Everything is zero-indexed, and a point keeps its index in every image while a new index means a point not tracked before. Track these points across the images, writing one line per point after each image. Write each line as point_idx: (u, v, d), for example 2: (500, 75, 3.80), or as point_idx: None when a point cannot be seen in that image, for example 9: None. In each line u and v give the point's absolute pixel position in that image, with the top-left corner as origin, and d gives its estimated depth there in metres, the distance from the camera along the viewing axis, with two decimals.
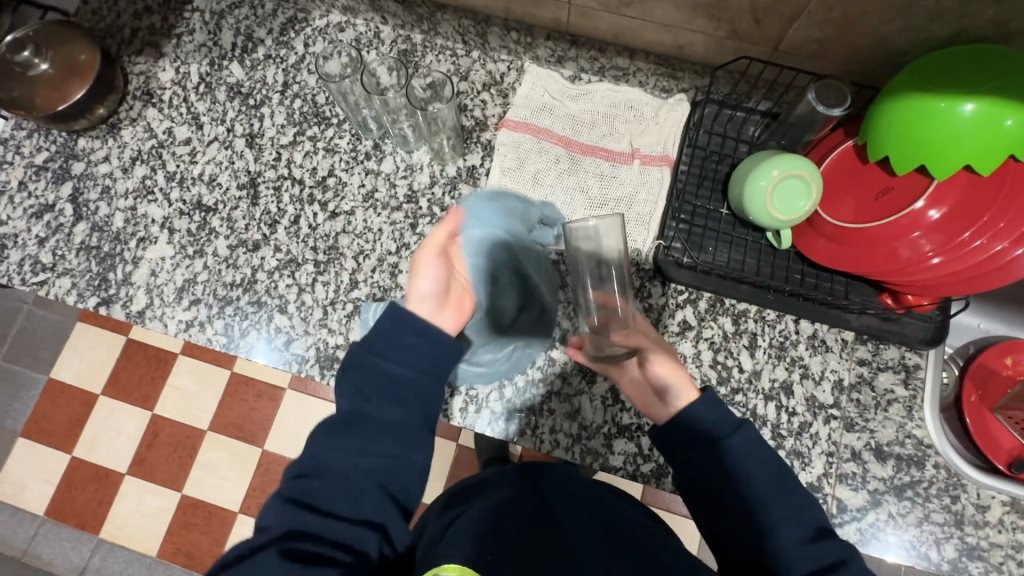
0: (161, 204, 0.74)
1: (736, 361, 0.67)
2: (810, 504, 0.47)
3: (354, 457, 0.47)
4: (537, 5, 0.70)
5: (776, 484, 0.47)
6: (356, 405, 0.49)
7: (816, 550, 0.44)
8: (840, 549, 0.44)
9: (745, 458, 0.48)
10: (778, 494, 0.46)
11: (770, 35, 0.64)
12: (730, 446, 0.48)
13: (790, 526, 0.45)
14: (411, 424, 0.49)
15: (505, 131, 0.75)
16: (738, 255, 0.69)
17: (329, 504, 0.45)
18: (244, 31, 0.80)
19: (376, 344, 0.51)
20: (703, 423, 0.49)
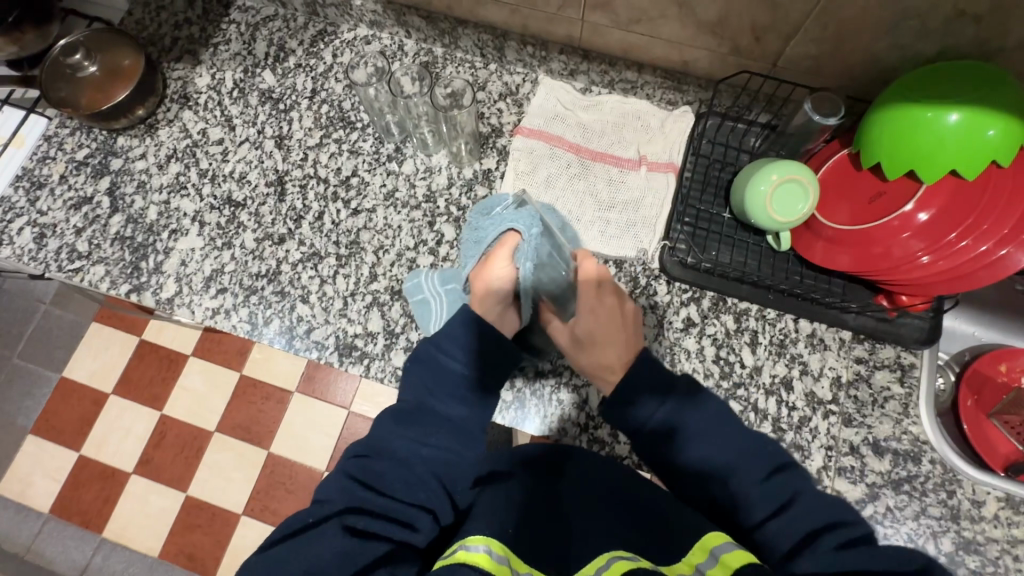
0: (193, 199, 0.78)
1: (737, 356, 0.70)
2: (765, 448, 0.51)
3: (416, 444, 0.55)
4: (553, 21, 0.75)
5: (728, 433, 0.52)
6: (423, 398, 0.58)
7: (772, 485, 0.49)
8: (796, 484, 0.48)
9: (690, 418, 0.53)
10: (730, 441, 0.52)
11: (769, 52, 0.68)
12: (675, 410, 0.54)
13: (747, 472, 0.50)
14: (468, 425, 0.58)
15: (520, 137, 0.79)
16: (740, 256, 0.73)
17: (388, 484, 0.51)
18: (277, 41, 0.86)
19: (442, 344, 0.61)
20: (648, 396, 0.55)
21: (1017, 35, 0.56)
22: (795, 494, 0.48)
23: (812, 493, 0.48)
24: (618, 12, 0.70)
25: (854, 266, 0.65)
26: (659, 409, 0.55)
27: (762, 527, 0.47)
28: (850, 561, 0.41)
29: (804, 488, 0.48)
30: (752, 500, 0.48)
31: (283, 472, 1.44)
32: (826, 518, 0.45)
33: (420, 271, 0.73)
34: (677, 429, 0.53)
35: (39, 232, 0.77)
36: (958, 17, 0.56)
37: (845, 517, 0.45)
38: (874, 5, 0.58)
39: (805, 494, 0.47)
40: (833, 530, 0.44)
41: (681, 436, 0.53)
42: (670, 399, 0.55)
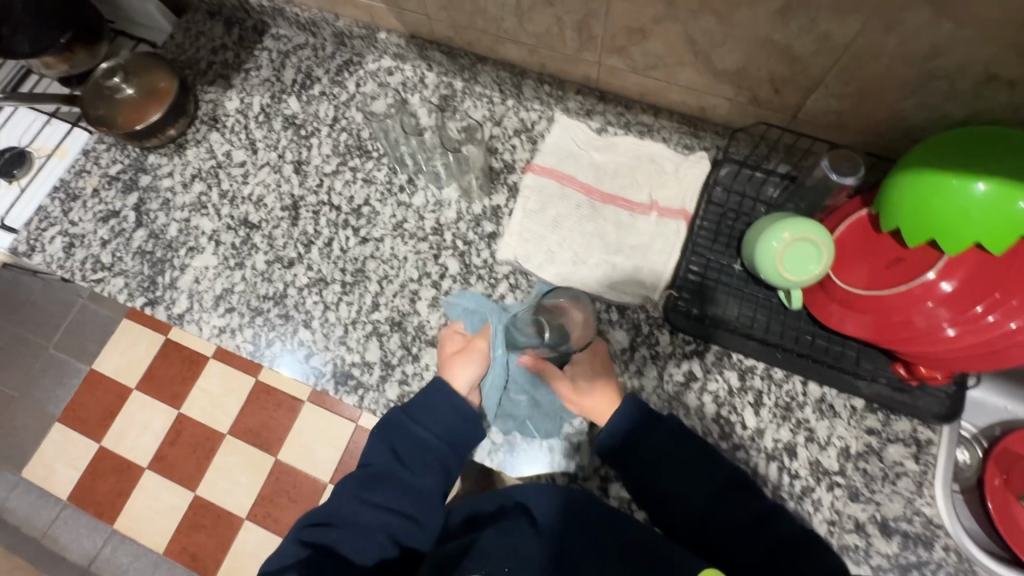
0: (212, 218, 0.81)
1: (740, 417, 0.67)
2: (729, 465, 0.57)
3: (377, 513, 0.57)
4: (570, 62, 0.75)
5: (712, 468, 0.57)
6: (388, 464, 0.59)
7: (743, 498, 0.55)
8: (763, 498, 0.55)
9: (675, 449, 0.58)
10: (715, 477, 0.56)
11: (789, 104, 0.66)
12: (666, 437, 0.58)
13: (723, 485, 0.56)
14: (429, 489, 0.59)
15: (530, 174, 0.79)
16: (748, 310, 0.70)
17: (343, 547, 0.55)
18: (304, 69, 0.89)
19: (416, 411, 0.61)
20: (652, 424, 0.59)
21: None
22: (791, 534, 0.51)
23: (794, 530, 0.52)
24: (634, 58, 0.69)
25: (867, 335, 0.62)
26: (654, 433, 0.58)
27: (754, 536, 0.52)
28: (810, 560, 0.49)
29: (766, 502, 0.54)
30: (735, 516, 0.54)
31: (289, 480, 1.48)
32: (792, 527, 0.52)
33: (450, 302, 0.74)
34: (673, 454, 0.57)
35: (69, 241, 0.81)
36: (989, 81, 0.53)
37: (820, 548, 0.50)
38: (897, 63, 0.55)
39: (786, 530, 0.52)
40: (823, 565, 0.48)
41: (666, 470, 0.57)
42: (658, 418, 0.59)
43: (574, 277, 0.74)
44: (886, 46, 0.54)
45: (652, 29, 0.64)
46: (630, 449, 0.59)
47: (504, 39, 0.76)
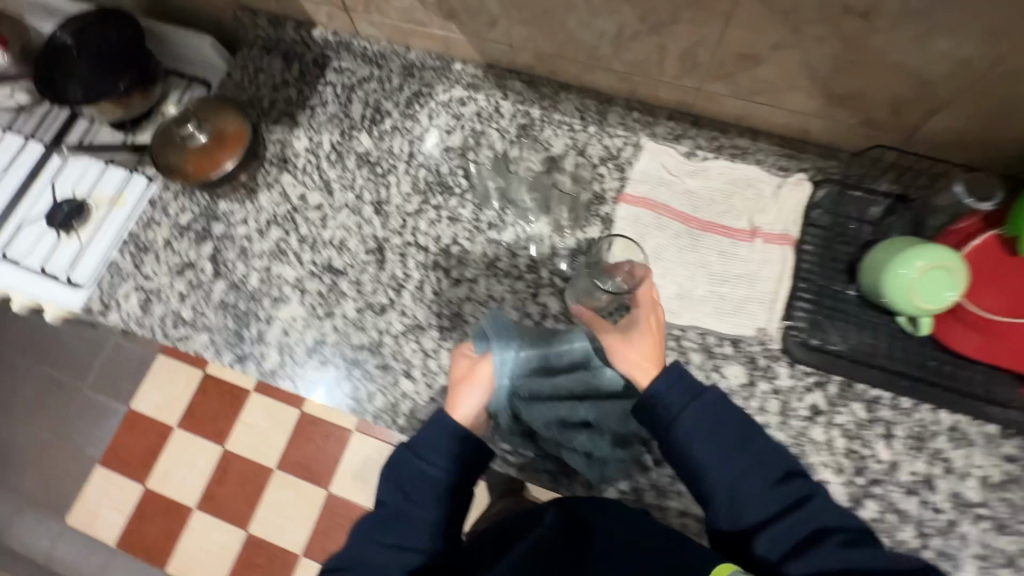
0: (294, 265, 0.78)
1: (872, 450, 0.65)
2: (778, 454, 0.55)
3: (394, 552, 0.61)
4: (665, 88, 0.72)
5: (756, 442, 0.56)
6: (398, 504, 0.61)
7: (781, 491, 0.53)
8: (803, 488, 0.54)
9: (707, 421, 0.56)
10: (765, 456, 0.55)
11: (906, 125, 0.64)
12: (713, 418, 0.56)
13: (756, 473, 0.54)
14: (441, 523, 0.61)
15: (624, 205, 0.77)
16: (869, 337, 0.68)
17: None
18: (373, 103, 0.86)
19: (419, 448, 0.61)
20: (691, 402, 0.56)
21: None
22: (818, 518, 0.51)
23: (823, 511, 0.52)
24: (740, 83, 0.67)
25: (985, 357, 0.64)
26: (682, 407, 0.56)
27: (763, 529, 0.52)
28: (856, 557, 0.48)
29: (812, 495, 0.53)
30: (755, 504, 0.53)
31: (343, 515, 1.46)
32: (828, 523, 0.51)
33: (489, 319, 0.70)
34: (710, 434, 0.55)
35: (145, 297, 0.78)
36: None
37: (859, 535, 0.50)
38: None
39: (828, 511, 0.52)
40: (842, 552, 0.48)
41: (711, 451, 0.55)
42: (705, 396, 0.57)
43: (682, 310, 0.72)
44: None
45: (767, 55, 0.61)
46: (670, 423, 0.56)
47: (594, 66, 0.73)
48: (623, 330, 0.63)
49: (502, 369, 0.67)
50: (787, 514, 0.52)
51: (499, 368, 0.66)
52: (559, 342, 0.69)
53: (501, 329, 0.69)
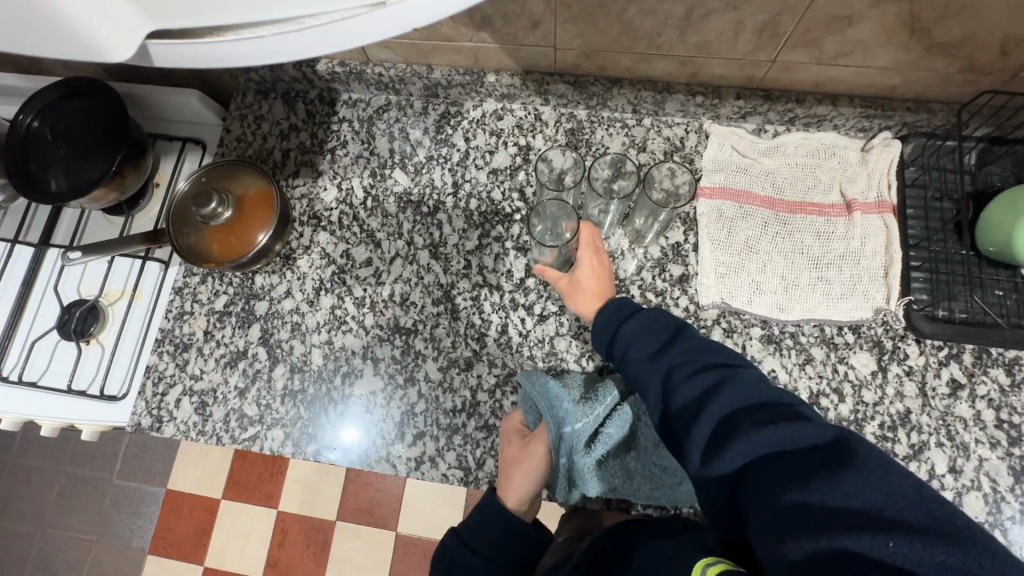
0: (358, 333, 0.70)
1: (1022, 416, 0.61)
2: (708, 349, 0.49)
3: None
4: (733, 66, 0.65)
5: (669, 352, 0.51)
6: None
7: (700, 379, 0.46)
8: (724, 377, 0.45)
9: (642, 335, 0.54)
10: (681, 359, 0.49)
11: (1012, 65, 0.59)
12: (625, 329, 0.55)
13: (680, 368, 0.49)
14: None
15: (703, 201, 0.71)
16: (994, 296, 0.64)
17: None
18: (398, 135, 0.78)
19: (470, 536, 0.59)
20: (608, 320, 0.57)
21: None
22: (748, 400, 0.43)
23: (748, 394, 0.43)
24: (824, 48, 0.60)
25: None
26: (611, 329, 0.56)
27: (690, 424, 0.44)
28: (768, 435, 0.39)
29: (735, 383, 0.45)
30: (682, 401, 0.46)
31: (418, 553, 1.37)
32: (749, 404, 0.42)
33: (526, 379, 0.64)
34: (643, 344, 0.53)
35: (199, 401, 0.70)
36: None
37: (806, 414, 0.40)
38: None
39: (731, 398, 0.43)
40: (788, 425, 0.39)
41: (639, 357, 0.53)
42: (632, 311, 0.56)
43: (792, 305, 0.66)
44: None
45: (865, 15, 0.55)
46: (616, 345, 0.56)
47: (652, 55, 0.65)
48: (571, 275, 0.66)
49: (558, 447, 0.62)
50: (704, 402, 0.44)
51: (552, 446, 0.62)
52: (598, 396, 0.63)
53: (548, 399, 0.63)
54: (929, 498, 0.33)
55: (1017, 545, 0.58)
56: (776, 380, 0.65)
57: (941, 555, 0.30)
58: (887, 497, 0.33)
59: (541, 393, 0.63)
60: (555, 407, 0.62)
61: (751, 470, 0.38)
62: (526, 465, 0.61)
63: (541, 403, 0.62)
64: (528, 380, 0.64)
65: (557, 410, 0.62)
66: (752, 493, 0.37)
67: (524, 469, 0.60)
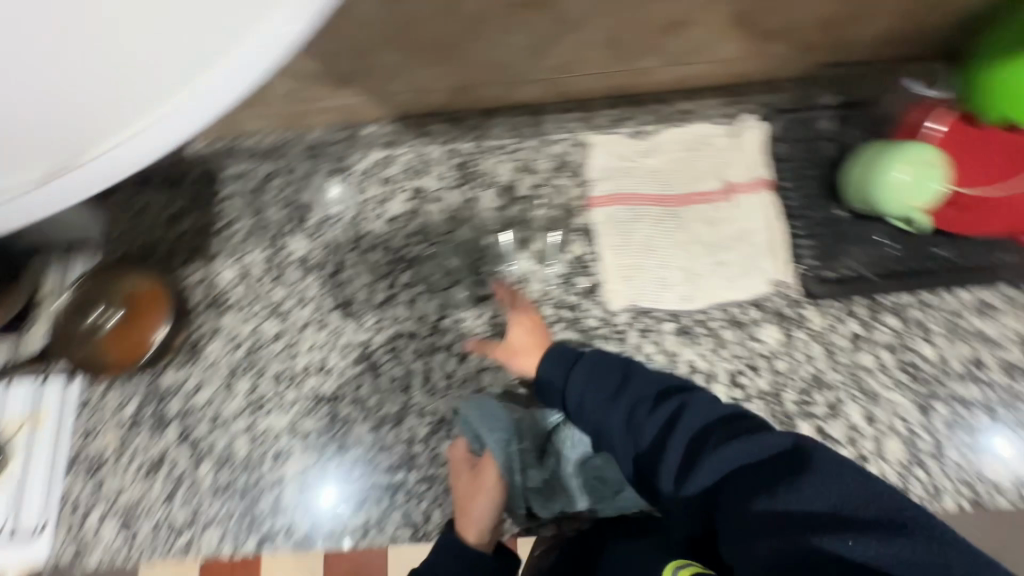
0: (281, 410, 0.68)
1: (918, 353, 0.65)
2: (658, 380, 0.49)
3: None
4: (594, 79, 0.68)
5: (623, 390, 0.49)
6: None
7: (660, 411, 0.46)
8: (678, 399, 0.46)
9: (590, 379, 0.51)
10: (638, 392, 0.48)
11: (838, 38, 0.63)
12: (575, 372, 0.52)
13: (636, 404, 0.47)
14: None
15: (597, 210, 0.72)
16: (873, 250, 0.67)
17: None
18: (289, 200, 0.76)
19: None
20: (545, 368, 0.53)
21: None
22: (703, 422, 0.44)
23: (705, 416, 0.44)
24: (670, 51, 0.63)
25: (989, 228, 0.63)
26: (560, 374, 0.52)
27: (657, 456, 0.44)
28: (734, 452, 0.40)
29: (689, 403, 0.45)
30: (644, 438, 0.45)
31: None
32: (711, 422, 0.43)
33: (464, 404, 0.65)
34: (593, 388, 0.50)
35: (124, 518, 0.66)
36: None
37: (761, 425, 0.41)
38: None
39: (688, 428, 0.44)
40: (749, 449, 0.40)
41: (590, 404, 0.50)
42: (575, 354, 0.53)
43: (696, 293, 0.69)
44: None
45: (695, 17, 0.58)
46: (565, 393, 0.52)
47: (516, 82, 0.67)
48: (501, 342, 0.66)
49: (508, 467, 0.62)
50: (668, 434, 0.44)
51: (504, 466, 0.62)
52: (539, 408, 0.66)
53: (489, 420, 0.63)
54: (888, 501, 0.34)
55: (937, 477, 0.61)
56: (696, 368, 0.67)
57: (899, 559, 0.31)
58: (851, 508, 0.34)
59: (482, 414, 0.64)
60: (498, 426, 0.63)
61: (724, 496, 0.39)
62: (482, 487, 0.61)
63: (484, 424, 0.63)
64: (466, 406, 0.65)
65: (501, 428, 0.63)
66: (724, 516, 0.38)
67: (481, 491, 0.60)
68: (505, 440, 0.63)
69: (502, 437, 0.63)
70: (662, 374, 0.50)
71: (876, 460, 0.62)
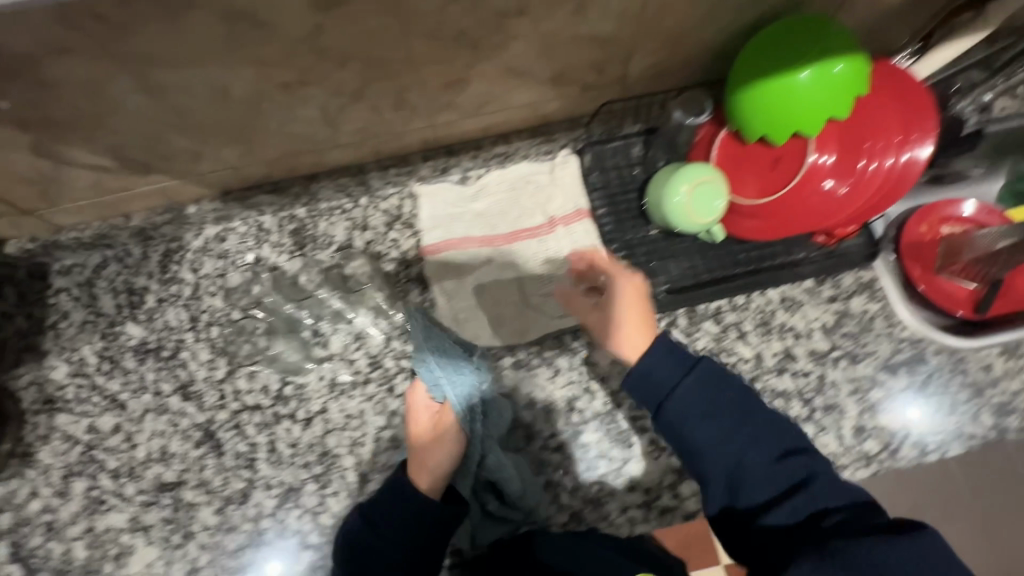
0: (121, 507, 0.66)
1: (736, 354, 0.70)
2: (770, 426, 0.52)
3: None
4: (403, 137, 0.71)
5: (750, 431, 0.51)
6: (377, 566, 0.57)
7: (786, 465, 0.50)
8: (805, 464, 0.51)
9: (709, 392, 0.52)
10: (750, 443, 0.51)
11: (615, 77, 0.68)
12: (692, 388, 0.52)
13: (755, 447, 0.51)
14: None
15: (430, 258, 0.74)
16: (684, 263, 0.72)
17: None
18: (123, 287, 0.75)
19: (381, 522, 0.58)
20: (666, 374, 0.52)
21: None
22: (813, 506, 0.48)
23: (833, 487, 0.49)
24: (463, 105, 0.67)
25: (779, 235, 0.68)
26: (676, 382, 0.52)
27: (789, 499, 0.49)
28: (827, 493, 0.49)
29: (811, 466, 0.51)
30: (769, 472, 0.50)
31: None
32: (819, 503, 0.48)
33: (427, 339, 0.64)
34: (696, 408, 0.51)
35: None
36: None
37: (828, 470, 0.51)
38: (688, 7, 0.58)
39: (829, 483, 0.50)
40: (857, 516, 0.47)
41: (706, 422, 0.51)
42: (693, 372, 0.52)
43: (530, 326, 0.72)
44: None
45: (469, 76, 0.62)
46: (665, 409, 0.52)
47: (326, 148, 0.69)
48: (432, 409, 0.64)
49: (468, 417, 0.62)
50: (807, 477, 0.50)
51: (462, 418, 0.62)
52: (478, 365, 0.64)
53: (453, 364, 0.62)
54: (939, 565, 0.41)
55: None
56: (536, 399, 0.69)
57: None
58: (918, 564, 0.41)
59: (450, 356, 0.63)
60: (455, 374, 0.62)
61: (805, 530, 0.47)
62: (440, 441, 0.62)
63: (453, 366, 0.62)
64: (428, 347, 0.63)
65: (468, 370, 0.63)
66: (860, 538, 0.43)
67: (439, 444, 0.62)
68: (468, 386, 0.62)
69: (466, 381, 0.63)
70: (775, 415, 0.54)
71: None
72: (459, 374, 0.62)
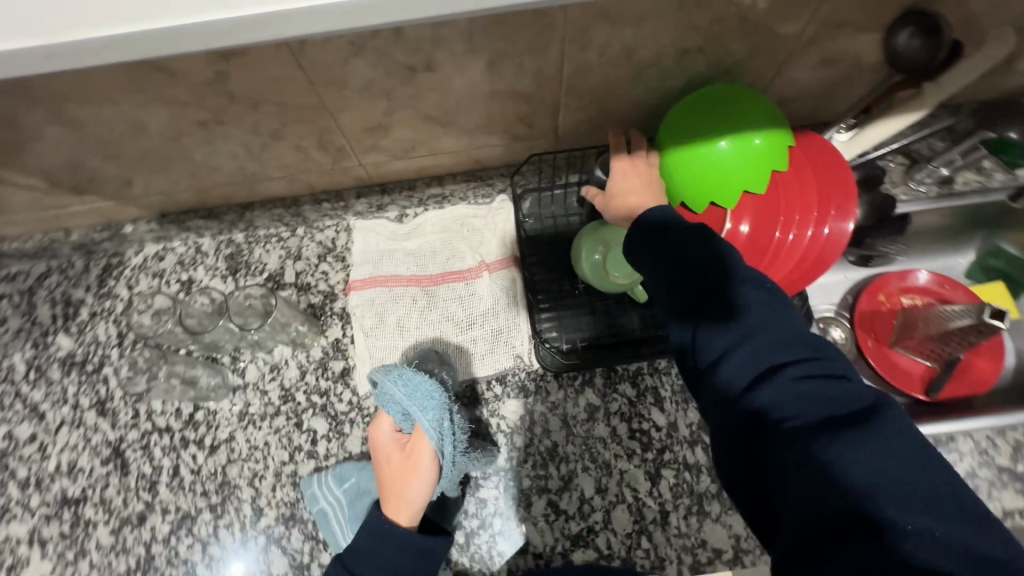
0: (23, 517, 0.67)
1: (650, 421, 0.68)
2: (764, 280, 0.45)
3: None
4: (335, 174, 0.71)
5: (741, 285, 0.45)
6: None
7: (757, 313, 0.43)
8: (788, 319, 0.42)
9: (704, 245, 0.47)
10: (730, 297, 0.44)
11: (546, 129, 0.68)
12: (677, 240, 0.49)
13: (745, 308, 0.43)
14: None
15: (355, 294, 0.74)
16: (606, 320, 0.72)
17: None
18: (60, 297, 0.77)
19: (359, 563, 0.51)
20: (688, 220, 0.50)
21: (741, 51, 0.57)
22: (767, 361, 0.41)
23: (791, 336, 0.41)
24: (390, 147, 0.67)
25: None
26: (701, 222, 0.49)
27: (738, 351, 0.42)
28: (817, 392, 0.38)
29: (795, 327, 0.42)
30: (736, 319, 0.43)
31: None
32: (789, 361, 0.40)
33: (390, 375, 0.57)
34: (696, 260, 0.47)
35: None
36: (685, 54, 0.56)
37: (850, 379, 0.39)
38: (607, 70, 0.57)
39: (795, 348, 0.41)
40: (827, 388, 0.38)
41: (698, 266, 0.47)
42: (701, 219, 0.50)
43: None
44: (592, 62, 0.56)
45: (388, 122, 0.62)
46: (677, 242, 0.49)
47: (257, 180, 0.70)
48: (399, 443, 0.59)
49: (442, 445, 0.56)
50: (777, 349, 0.41)
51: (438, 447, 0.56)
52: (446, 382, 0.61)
53: (418, 395, 0.56)
54: (934, 486, 0.33)
55: (660, 546, 0.63)
56: None
57: (949, 531, 0.31)
58: (884, 468, 0.33)
59: (416, 382, 0.57)
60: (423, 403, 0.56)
61: (776, 417, 0.38)
62: (417, 472, 0.56)
63: (421, 395, 0.56)
64: (397, 375, 0.57)
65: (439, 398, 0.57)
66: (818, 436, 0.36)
67: (415, 478, 0.56)
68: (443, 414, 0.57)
69: (438, 408, 0.57)
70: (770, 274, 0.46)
71: (603, 533, 0.63)
72: (430, 402, 0.56)
